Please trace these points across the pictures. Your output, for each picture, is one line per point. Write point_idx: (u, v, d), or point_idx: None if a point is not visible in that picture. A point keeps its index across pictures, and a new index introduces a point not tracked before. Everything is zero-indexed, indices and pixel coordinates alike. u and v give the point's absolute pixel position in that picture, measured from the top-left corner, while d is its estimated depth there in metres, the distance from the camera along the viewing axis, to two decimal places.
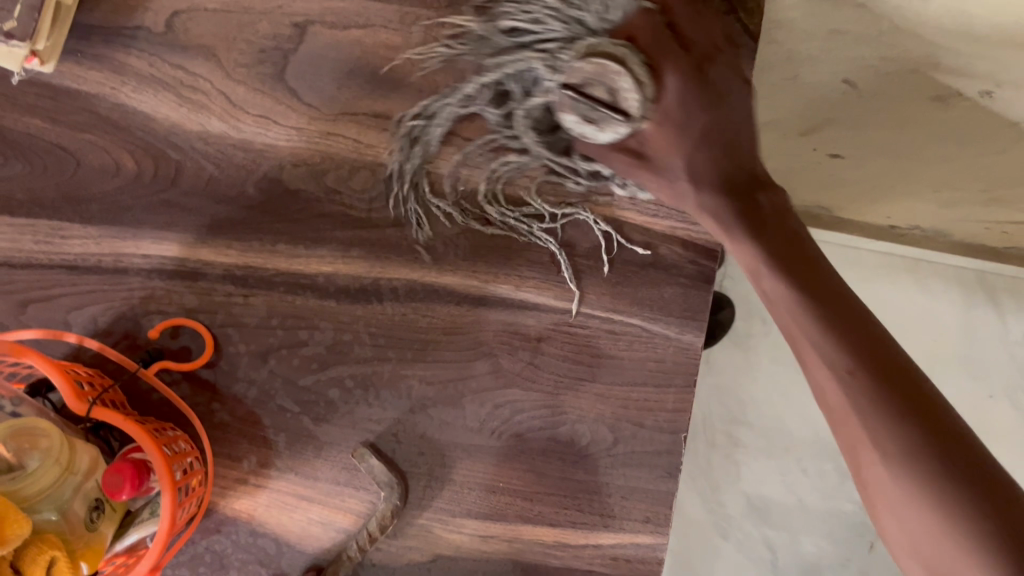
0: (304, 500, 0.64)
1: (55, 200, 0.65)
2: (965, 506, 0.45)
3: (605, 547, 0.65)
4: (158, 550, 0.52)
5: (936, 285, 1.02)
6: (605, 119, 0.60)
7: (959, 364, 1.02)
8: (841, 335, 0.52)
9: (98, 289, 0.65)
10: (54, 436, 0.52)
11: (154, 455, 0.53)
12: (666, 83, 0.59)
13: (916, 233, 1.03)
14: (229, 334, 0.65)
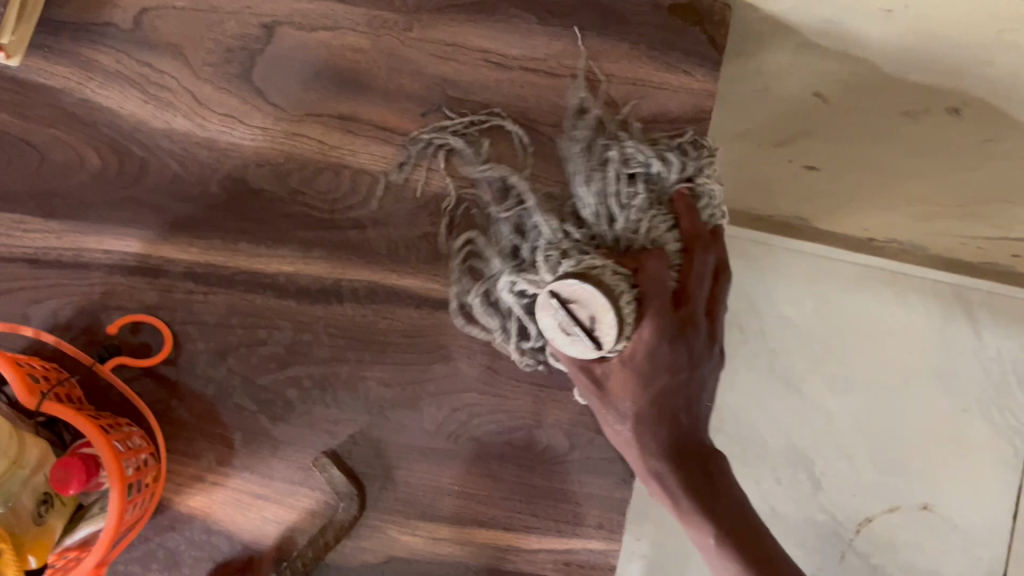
0: (260, 498, 0.64)
1: (17, 193, 0.65)
2: None
3: (558, 551, 0.65)
4: (104, 544, 0.52)
5: (898, 294, 0.90)
6: (576, 335, 0.53)
7: (925, 377, 0.90)
8: (654, 432, 0.58)
9: (58, 283, 0.65)
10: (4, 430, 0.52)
11: (104, 450, 0.53)
12: (642, 332, 0.56)
13: (894, 246, 0.91)
14: (189, 331, 0.65)
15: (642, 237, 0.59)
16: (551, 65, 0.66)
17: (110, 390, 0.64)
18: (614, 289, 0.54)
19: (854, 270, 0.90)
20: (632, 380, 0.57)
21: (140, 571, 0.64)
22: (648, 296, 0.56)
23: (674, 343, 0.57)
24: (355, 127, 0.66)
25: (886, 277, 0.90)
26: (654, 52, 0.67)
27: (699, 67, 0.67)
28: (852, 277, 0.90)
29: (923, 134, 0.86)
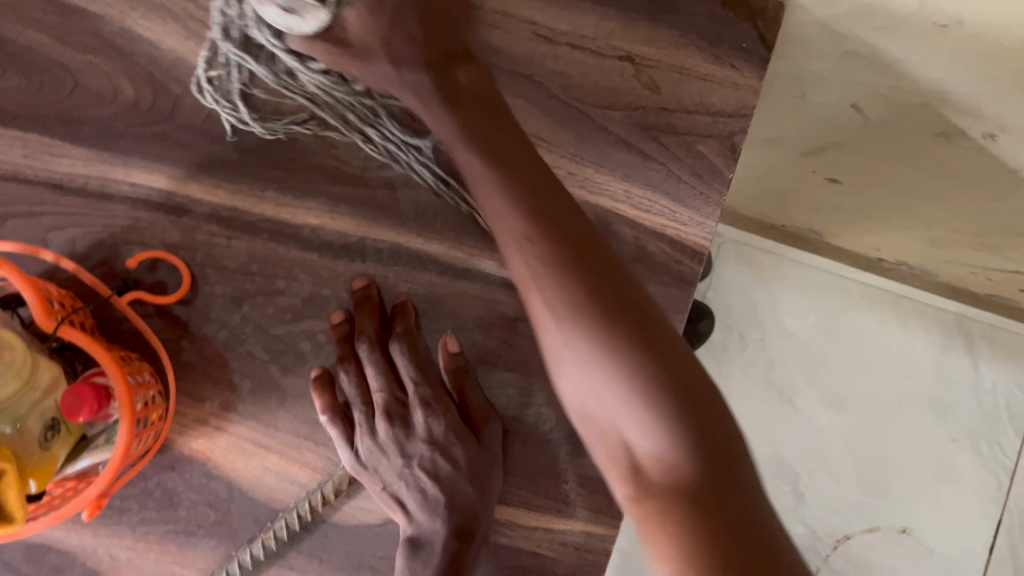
0: (262, 448, 0.64)
1: (48, 117, 0.64)
2: (672, 412, 0.43)
3: (555, 532, 0.65)
4: (109, 476, 0.52)
5: (900, 318, 1.07)
6: (302, 9, 0.56)
7: (918, 402, 1.07)
8: (545, 217, 0.50)
9: (80, 212, 0.64)
10: (15, 349, 0.51)
11: (118, 381, 0.53)
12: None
13: (902, 268, 1.05)
14: (207, 274, 0.64)
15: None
16: (599, 45, 0.66)
17: (122, 324, 0.63)
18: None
19: (860, 288, 1.08)
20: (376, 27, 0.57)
21: (135, 508, 0.63)
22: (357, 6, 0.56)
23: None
24: None
25: (884, 299, 1.07)
26: (703, 44, 0.66)
27: (746, 63, 0.66)
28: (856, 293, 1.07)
29: (955, 157, 0.82)
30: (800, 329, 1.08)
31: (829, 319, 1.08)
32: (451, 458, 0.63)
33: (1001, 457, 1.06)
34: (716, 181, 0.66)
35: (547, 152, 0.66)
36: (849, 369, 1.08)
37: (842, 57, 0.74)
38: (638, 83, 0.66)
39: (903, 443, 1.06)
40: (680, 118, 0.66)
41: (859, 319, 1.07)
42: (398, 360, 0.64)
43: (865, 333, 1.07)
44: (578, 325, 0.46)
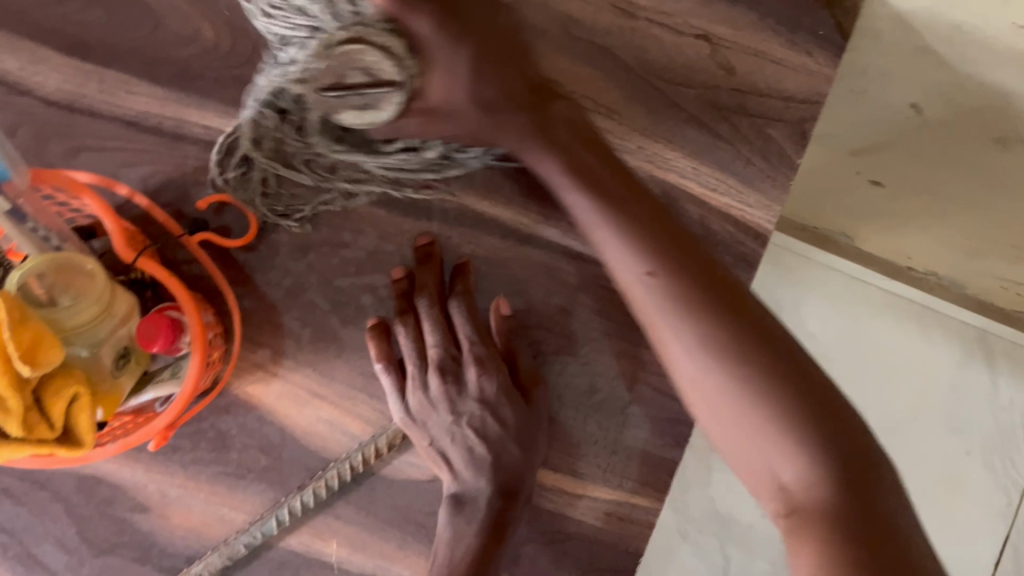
0: (317, 397, 0.65)
1: (126, 53, 0.64)
2: (778, 404, 0.47)
3: (600, 501, 0.66)
4: (178, 406, 0.53)
5: (922, 328, 0.92)
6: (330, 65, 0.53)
7: (936, 420, 0.92)
8: (668, 260, 0.53)
9: (153, 150, 0.64)
10: (98, 277, 0.51)
11: (192, 314, 0.54)
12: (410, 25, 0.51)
13: (931, 278, 0.93)
14: (274, 221, 0.65)
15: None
16: (678, 21, 0.65)
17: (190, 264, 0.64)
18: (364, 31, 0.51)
19: (881, 294, 0.92)
20: (456, 82, 0.55)
21: (188, 447, 0.64)
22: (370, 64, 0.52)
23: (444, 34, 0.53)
24: None
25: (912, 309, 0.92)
26: (782, 28, 0.65)
27: (823, 50, 0.66)
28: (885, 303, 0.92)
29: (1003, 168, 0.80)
30: (821, 331, 0.92)
31: (853, 323, 0.92)
32: (501, 419, 0.64)
33: (1011, 473, 0.92)
34: (783, 166, 0.66)
35: (619, 124, 0.66)
36: (870, 376, 0.92)
37: (914, 51, 0.74)
38: (714, 62, 0.65)
39: (919, 457, 0.92)
40: (752, 101, 0.66)
41: (885, 326, 0.92)
42: (457, 320, 0.64)
43: (883, 337, 0.92)
44: (711, 351, 0.49)
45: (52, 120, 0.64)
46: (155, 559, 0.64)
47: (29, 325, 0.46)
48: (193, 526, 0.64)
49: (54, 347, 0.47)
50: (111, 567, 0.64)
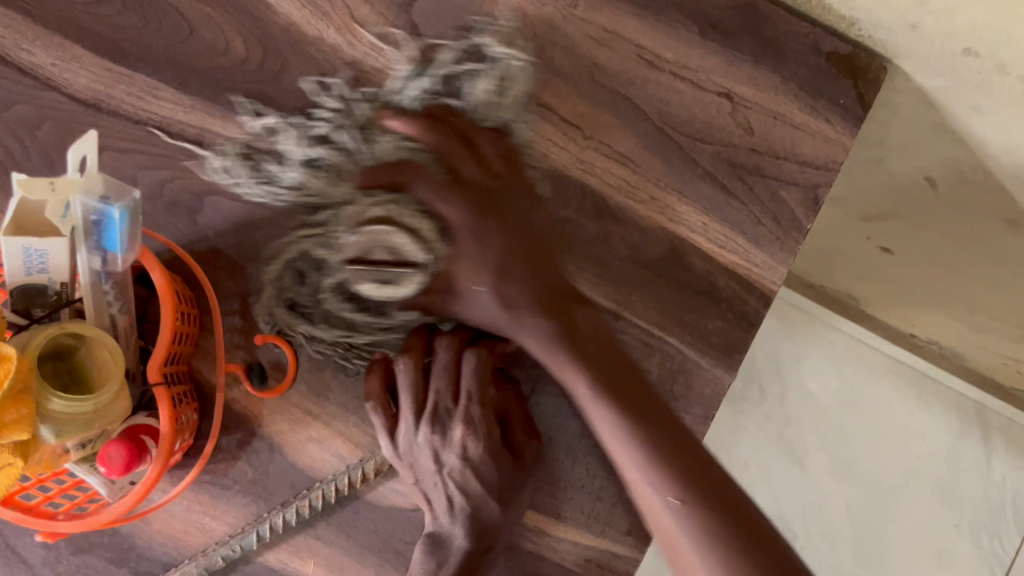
0: (310, 416, 0.65)
1: (158, 60, 0.65)
2: (710, 535, 0.50)
3: (581, 546, 0.66)
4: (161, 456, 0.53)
5: (921, 398, 0.94)
6: (397, 276, 0.63)
7: (927, 487, 0.95)
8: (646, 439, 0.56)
9: (174, 156, 0.65)
10: (113, 381, 0.52)
11: (152, 365, 0.55)
12: (463, 251, 0.63)
13: (933, 346, 0.93)
14: (286, 237, 0.65)
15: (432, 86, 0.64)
16: (700, 78, 0.66)
17: (208, 333, 0.65)
18: (393, 213, 0.62)
19: (889, 362, 0.95)
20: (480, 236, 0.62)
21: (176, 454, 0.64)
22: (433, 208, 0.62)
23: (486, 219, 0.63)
24: None
25: (916, 377, 0.94)
26: (803, 93, 0.66)
27: (841, 119, 0.66)
28: (888, 370, 0.95)
29: (1010, 248, 0.80)
30: (820, 391, 0.96)
31: (848, 387, 0.96)
32: (483, 478, 0.64)
33: (999, 551, 0.94)
34: (794, 230, 0.67)
35: (632, 172, 0.66)
36: (862, 439, 0.95)
37: (930, 128, 0.73)
38: (733, 121, 0.66)
39: (905, 527, 0.95)
40: (767, 162, 0.66)
41: (884, 395, 0.95)
42: (463, 371, 0.62)
43: (881, 404, 0.95)
44: (658, 481, 0.54)
45: (78, 117, 0.65)
46: (133, 561, 0.64)
47: (15, 388, 0.46)
48: (174, 532, 0.64)
49: (24, 425, 0.47)
50: (86, 566, 0.64)
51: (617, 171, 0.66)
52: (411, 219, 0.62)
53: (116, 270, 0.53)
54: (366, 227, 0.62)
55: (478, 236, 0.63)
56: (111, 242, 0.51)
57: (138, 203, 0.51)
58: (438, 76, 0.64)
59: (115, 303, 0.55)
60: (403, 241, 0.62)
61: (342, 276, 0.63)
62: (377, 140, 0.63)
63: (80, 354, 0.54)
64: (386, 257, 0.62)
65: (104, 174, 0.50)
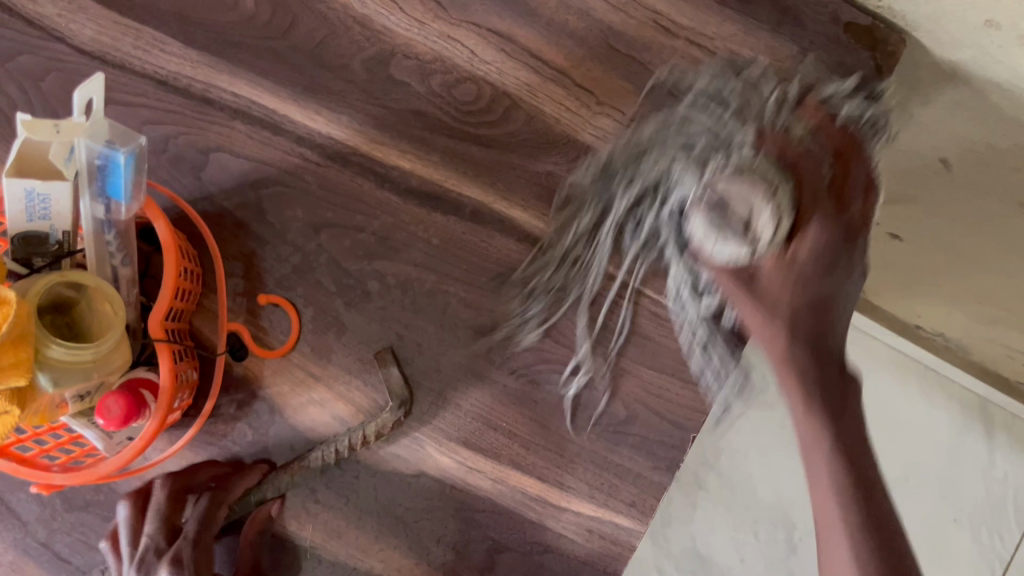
0: (311, 378, 0.64)
1: (165, 14, 0.64)
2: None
3: (583, 517, 0.64)
4: (158, 416, 0.53)
5: (921, 389, 0.92)
6: (729, 233, 0.52)
7: (924, 481, 0.92)
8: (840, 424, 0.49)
9: (179, 111, 0.64)
10: (115, 331, 0.51)
11: (156, 324, 0.54)
12: (808, 229, 0.50)
13: (938, 339, 0.88)
14: (290, 197, 0.64)
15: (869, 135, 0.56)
16: (716, 45, 0.63)
17: (210, 293, 0.64)
18: (771, 177, 0.51)
19: (889, 353, 0.92)
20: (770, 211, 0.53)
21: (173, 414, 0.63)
22: (806, 190, 0.51)
23: (849, 252, 0.51)
24: (509, 47, 0.64)
25: (911, 367, 0.91)
26: None
27: None
28: (885, 359, 0.92)
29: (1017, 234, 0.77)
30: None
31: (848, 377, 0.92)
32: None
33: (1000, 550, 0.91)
34: None
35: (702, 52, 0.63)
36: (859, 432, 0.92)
37: (948, 104, 0.73)
38: None
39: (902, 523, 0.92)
40: None
41: (884, 384, 0.92)
42: (196, 508, 0.61)
43: (878, 395, 0.92)
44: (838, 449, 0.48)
45: (82, 69, 0.64)
46: None
47: (16, 337, 0.45)
48: None
49: (22, 370, 0.46)
50: (82, 523, 0.63)
51: None
52: (769, 173, 0.51)
53: (121, 220, 0.52)
54: (743, 174, 0.52)
55: (829, 245, 0.50)
56: (115, 190, 0.50)
57: (144, 151, 0.49)
58: (869, 108, 0.57)
59: (118, 255, 0.53)
60: (754, 113, 0.56)
61: (678, 162, 0.57)
62: (790, 121, 0.54)
63: (80, 307, 0.52)
64: (740, 214, 0.52)
65: (112, 120, 0.48)
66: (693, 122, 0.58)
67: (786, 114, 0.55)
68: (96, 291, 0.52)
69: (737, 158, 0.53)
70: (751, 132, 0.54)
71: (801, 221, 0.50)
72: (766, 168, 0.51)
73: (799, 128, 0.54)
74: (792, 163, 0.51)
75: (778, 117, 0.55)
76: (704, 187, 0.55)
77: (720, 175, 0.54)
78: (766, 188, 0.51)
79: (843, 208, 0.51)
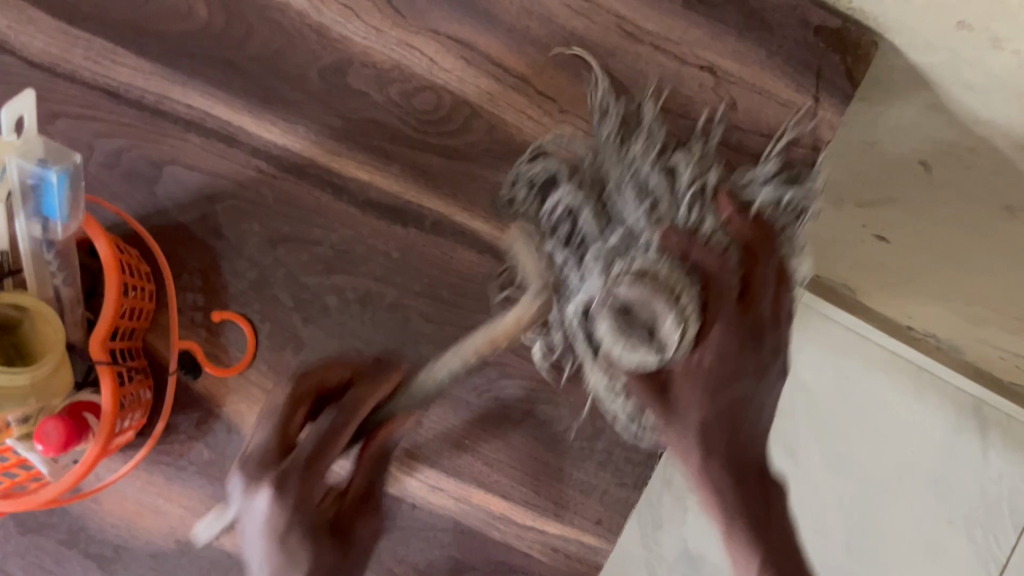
0: (269, 395, 0.63)
1: (116, 24, 0.62)
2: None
3: (547, 535, 0.64)
4: (102, 440, 0.51)
5: (915, 388, 0.92)
6: (634, 339, 0.52)
7: (919, 481, 0.92)
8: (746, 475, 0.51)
9: (132, 124, 0.63)
10: (54, 356, 0.50)
11: (97, 345, 0.52)
12: (710, 335, 0.51)
13: (930, 340, 0.91)
14: (246, 211, 0.63)
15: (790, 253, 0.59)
16: (683, 50, 0.62)
17: (163, 309, 0.62)
18: (671, 278, 0.52)
19: (882, 354, 0.92)
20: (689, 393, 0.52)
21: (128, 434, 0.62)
22: (714, 293, 0.52)
23: (751, 352, 0.51)
24: (470, 55, 0.62)
25: (904, 367, 0.92)
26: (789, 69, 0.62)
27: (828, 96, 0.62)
28: (878, 359, 0.92)
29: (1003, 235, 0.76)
30: (815, 382, 0.93)
31: (843, 377, 0.93)
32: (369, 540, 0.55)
33: (995, 548, 0.91)
34: None
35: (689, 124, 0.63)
36: (854, 435, 0.93)
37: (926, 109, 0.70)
38: (715, 96, 0.63)
39: (896, 525, 0.92)
40: (751, 139, 0.63)
41: (878, 383, 0.92)
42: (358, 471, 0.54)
43: (872, 397, 0.93)
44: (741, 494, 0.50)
45: (31, 81, 0.63)
46: (83, 543, 0.63)
47: None
48: (126, 514, 0.63)
49: None
50: (37, 546, 0.63)
51: None
52: (666, 277, 0.52)
53: (58, 240, 0.50)
54: (653, 274, 0.53)
55: (728, 344, 0.51)
56: (51, 210, 0.48)
57: (79, 170, 0.48)
58: (791, 205, 0.60)
59: (59, 276, 0.51)
60: (665, 206, 0.57)
61: (619, 272, 0.54)
62: (701, 216, 0.56)
63: (22, 329, 0.51)
64: (643, 319, 0.53)
65: (45, 139, 0.47)
66: (638, 163, 0.59)
67: (714, 221, 0.56)
68: (36, 313, 0.51)
69: (639, 265, 0.54)
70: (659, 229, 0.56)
71: (704, 322, 0.52)
72: (669, 273, 0.52)
73: (732, 252, 0.53)
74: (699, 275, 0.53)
75: (703, 227, 0.55)
76: (614, 292, 0.54)
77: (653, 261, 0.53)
78: (665, 295, 0.51)
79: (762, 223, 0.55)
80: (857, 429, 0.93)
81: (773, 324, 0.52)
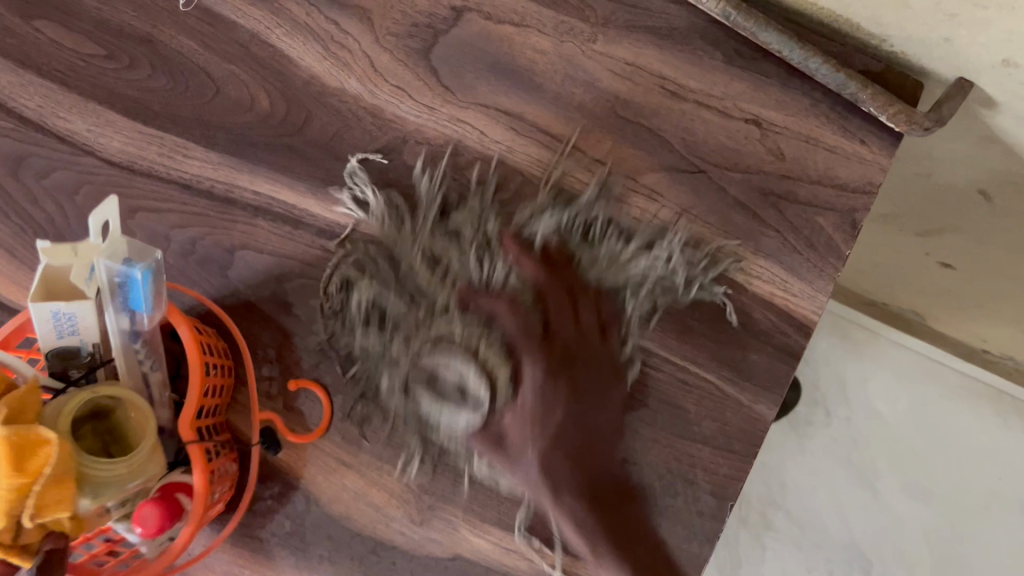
0: (344, 466, 0.66)
1: (186, 120, 0.67)
2: None
3: None
4: (196, 516, 0.54)
5: (1000, 415, 0.95)
6: (455, 408, 0.63)
7: (1011, 506, 0.94)
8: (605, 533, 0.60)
9: (204, 213, 0.66)
10: (147, 442, 0.52)
11: (183, 420, 0.55)
12: (512, 406, 0.61)
13: (1007, 362, 0.94)
14: (312, 288, 0.66)
15: (607, 280, 0.64)
16: (726, 105, 0.63)
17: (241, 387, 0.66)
18: (473, 347, 0.62)
19: (960, 380, 0.96)
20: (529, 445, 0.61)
21: None
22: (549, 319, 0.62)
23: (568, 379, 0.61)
24: (518, 124, 0.65)
25: (982, 392, 0.95)
26: (835, 114, 0.62)
27: (877, 138, 0.62)
28: (955, 386, 0.96)
29: None
30: (888, 411, 0.98)
31: (922, 405, 0.97)
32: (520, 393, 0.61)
33: None
34: (834, 258, 0.63)
35: (660, 207, 0.64)
36: (930, 458, 0.97)
37: (979, 142, 0.68)
38: (763, 147, 0.63)
39: (989, 553, 0.94)
40: (801, 187, 0.63)
41: (955, 412, 0.96)
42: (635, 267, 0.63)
43: (949, 423, 0.97)
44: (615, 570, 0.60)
45: (111, 180, 0.67)
46: None
47: (59, 485, 0.47)
48: None
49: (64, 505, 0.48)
50: None
51: (642, 205, 0.64)
52: (466, 337, 0.62)
53: (144, 329, 0.54)
54: (438, 359, 0.63)
55: (545, 390, 0.61)
56: (133, 304, 0.52)
57: (160, 265, 0.52)
58: (579, 220, 0.64)
59: (147, 361, 0.55)
60: (428, 273, 0.64)
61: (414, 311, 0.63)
62: (492, 267, 0.63)
63: (117, 415, 0.54)
64: (469, 285, 0.63)
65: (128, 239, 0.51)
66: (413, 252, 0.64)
67: (500, 265, 0.63)
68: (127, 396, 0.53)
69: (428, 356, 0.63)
70: (457, 288, 0.63)
71: (517, 373, 0.62)
72: (464, 330, 0.62)
73: (531, 312, 0.62)
74: (511, 352, 0.62)
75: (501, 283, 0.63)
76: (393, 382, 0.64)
77: (453, 327, 0.63)
78: (465, 355, 0.62)
79: (557, 347, 0.61)
80: (938, 454, 0.97)
81: (580, 342, 0.62)
